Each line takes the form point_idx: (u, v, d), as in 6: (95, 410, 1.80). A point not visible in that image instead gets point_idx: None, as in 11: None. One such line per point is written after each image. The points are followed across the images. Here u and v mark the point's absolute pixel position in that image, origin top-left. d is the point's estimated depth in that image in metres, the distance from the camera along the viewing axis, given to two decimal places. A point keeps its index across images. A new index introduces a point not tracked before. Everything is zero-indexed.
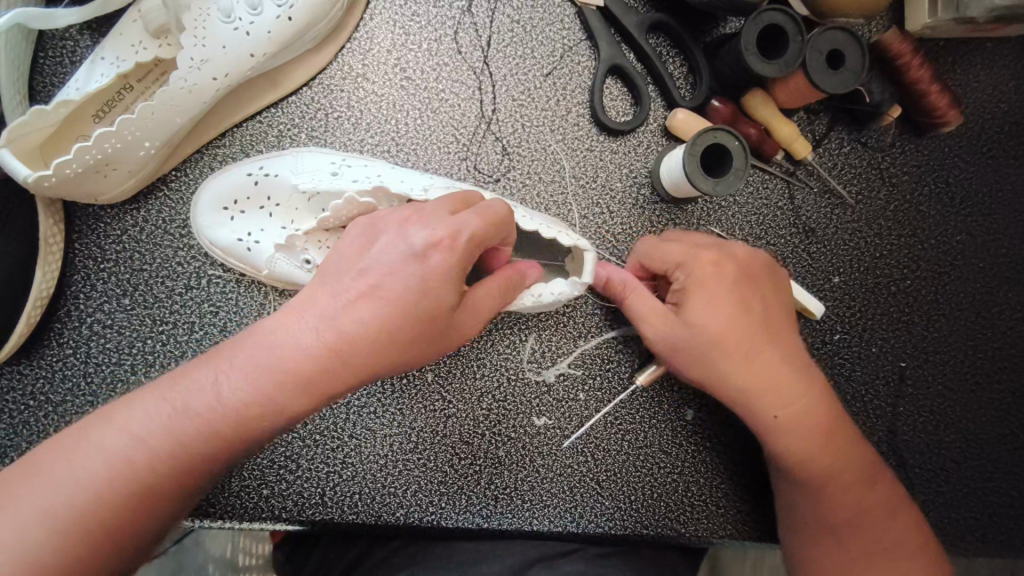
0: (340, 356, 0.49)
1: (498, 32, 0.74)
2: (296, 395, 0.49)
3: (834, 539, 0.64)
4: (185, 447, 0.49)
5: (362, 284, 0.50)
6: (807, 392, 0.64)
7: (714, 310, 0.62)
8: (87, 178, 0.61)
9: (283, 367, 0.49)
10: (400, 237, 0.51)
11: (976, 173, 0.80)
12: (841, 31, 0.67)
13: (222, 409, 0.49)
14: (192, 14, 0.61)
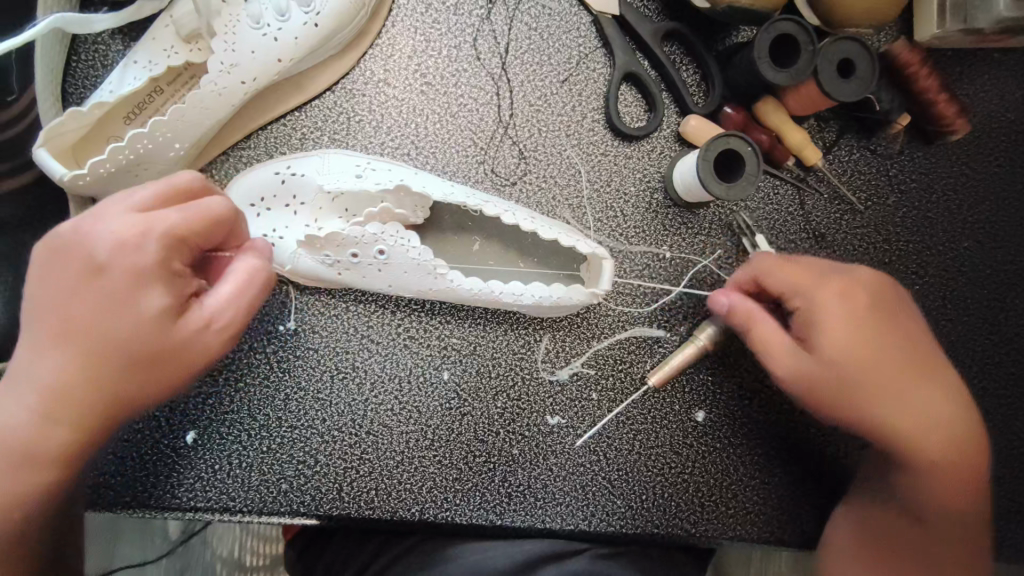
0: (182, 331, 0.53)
1: (516, 40, 0.76)
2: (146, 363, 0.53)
3: (921, 552, 0.65)
4: (54, 416, 0.52)
5: (154, 264, 0.52)
6: (939, 412, 0.64)
7: (846, 340, 0.62)
8: (119, 178, 0.63)
9: (62, 394, 0.52)
10: (122, 233, 0.52)
11: (983, 181, 0.81)
12: (852, 41, 0.69)
13: (34, 430, 0.52)
14: (223, 20, 0.63)
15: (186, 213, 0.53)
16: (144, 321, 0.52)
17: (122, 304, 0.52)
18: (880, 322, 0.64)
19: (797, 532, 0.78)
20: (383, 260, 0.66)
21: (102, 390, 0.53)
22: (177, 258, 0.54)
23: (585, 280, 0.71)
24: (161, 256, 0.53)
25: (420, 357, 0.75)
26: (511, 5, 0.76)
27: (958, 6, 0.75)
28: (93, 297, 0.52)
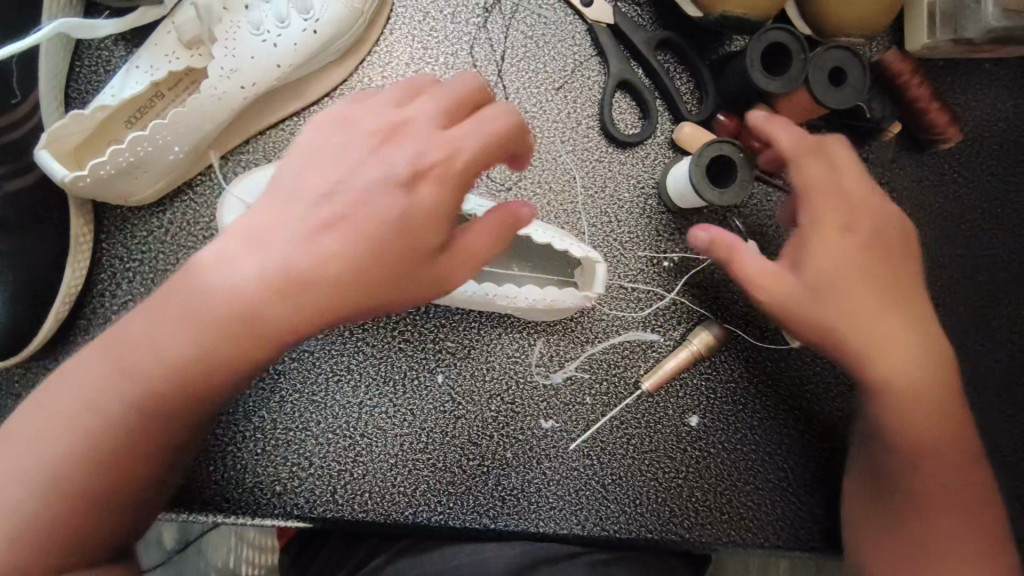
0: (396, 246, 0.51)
1: (512, 48, 0.77)
2: (367, 294, 0.51)
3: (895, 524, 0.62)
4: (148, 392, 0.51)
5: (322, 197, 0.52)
6: (921, 362, 0.60)
7: (832, 258, 0.59)
8: (119, 180, 0.64)
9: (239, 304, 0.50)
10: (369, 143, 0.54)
11: (976, 189, 0.82)
12: (843, 50, 0.70)
13: (178, 346, 0.50)
14: (223, 26, 0.65)
15: (434, 98, 0.54)
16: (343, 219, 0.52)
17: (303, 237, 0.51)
18: (886, 266, 0.60)
19: (791, 538, 0.78)
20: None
21: (243, 347, 0.51)
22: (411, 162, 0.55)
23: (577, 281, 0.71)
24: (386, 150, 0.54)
25: (414, 360, 0.75)
26: (507, 13, 0.77)
27: (948, 15, 0.76)
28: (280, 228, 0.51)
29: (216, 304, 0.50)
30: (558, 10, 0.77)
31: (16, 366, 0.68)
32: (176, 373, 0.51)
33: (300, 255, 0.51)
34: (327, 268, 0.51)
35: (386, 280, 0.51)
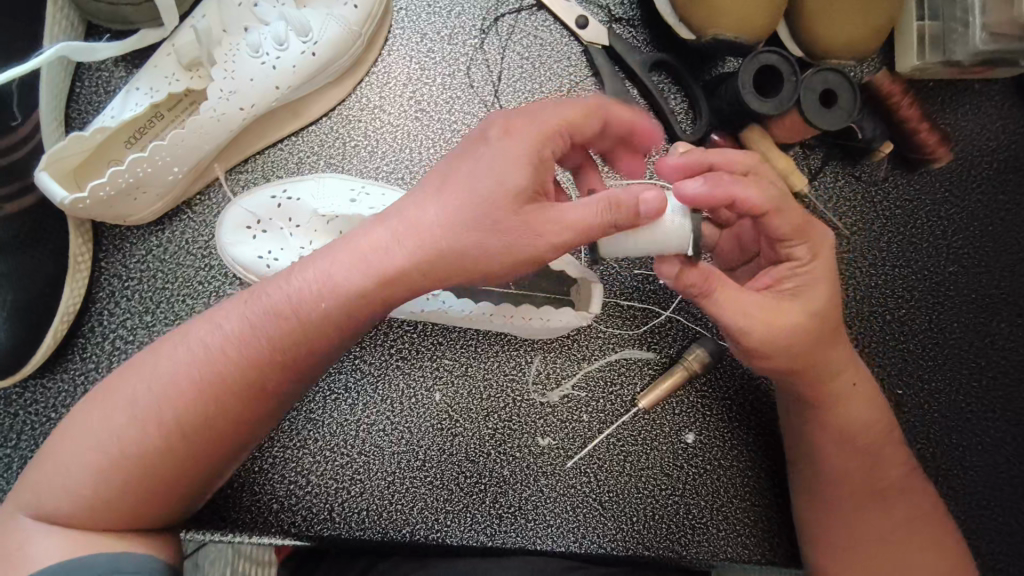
0: (445, 241, 0.51)
1: (508, 69, 0.78)
2: (403, 288, 0.53)
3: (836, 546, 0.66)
4: (198, 394, 0.53)
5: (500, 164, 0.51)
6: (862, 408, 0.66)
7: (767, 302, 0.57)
8: (119, 201, 0.65)
9: (303, 302, 0.53)
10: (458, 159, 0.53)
11: (967, 208, 0.83)
12: (833, 72, 0.71)
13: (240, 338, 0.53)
14: (223, 49, 0.66)
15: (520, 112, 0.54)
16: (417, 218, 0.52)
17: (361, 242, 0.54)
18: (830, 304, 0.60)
19: (787, 554, 0.78)
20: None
21: (289, 346, 0.54)
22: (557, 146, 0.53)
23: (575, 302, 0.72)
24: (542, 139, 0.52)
25: (412, 378, 0.76)
26: (504, 34, 0.78)
27: (936, 41, 0.78)
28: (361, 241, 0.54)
29: (281, 301, 0.54)
30: (554, 31, 0.78)
31: (15, 385, 0.68)
32: (225, 374, 0.53)
33: (353, 252, 0.53)
34: (364, 267, 0.53)
35: (424, 278, 0.52)
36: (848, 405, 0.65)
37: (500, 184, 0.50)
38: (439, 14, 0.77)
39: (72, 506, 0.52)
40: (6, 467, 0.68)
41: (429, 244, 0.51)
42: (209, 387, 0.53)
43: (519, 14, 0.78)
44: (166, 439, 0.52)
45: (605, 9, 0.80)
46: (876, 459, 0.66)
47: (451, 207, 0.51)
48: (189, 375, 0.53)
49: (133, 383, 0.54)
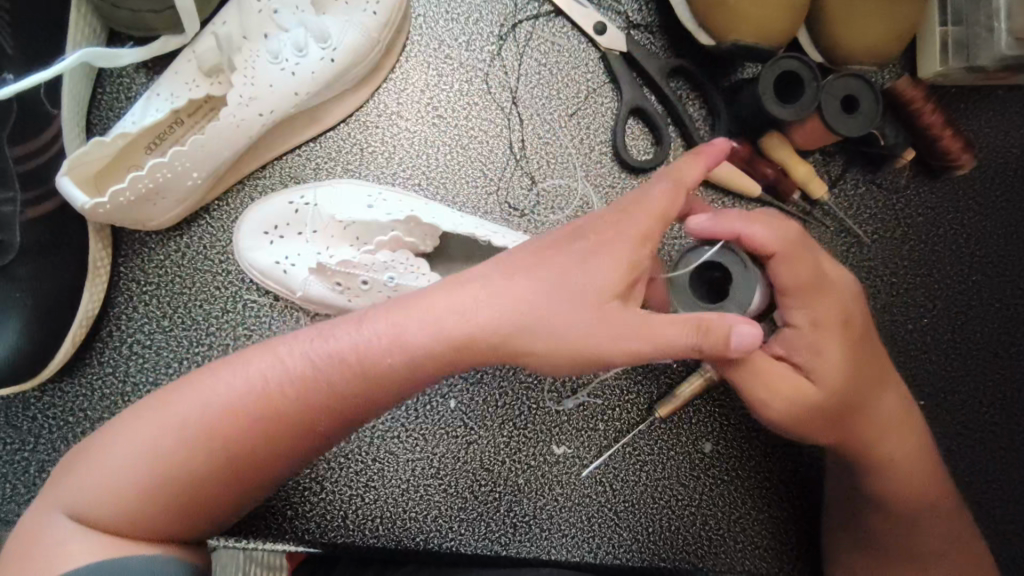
0: (361, 361, 0.53)
1: (526, 75, 0.78)
2: (389, 388, 0.53)
3: None
4: (195, 438, 0.51)
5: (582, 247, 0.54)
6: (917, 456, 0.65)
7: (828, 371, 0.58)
8: (139, 206, 0.65)
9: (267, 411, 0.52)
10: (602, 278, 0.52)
11: (990, 215, 0.82)
12: (855, 78, 0.70)
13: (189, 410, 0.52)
14: (243, 56, 0.66)
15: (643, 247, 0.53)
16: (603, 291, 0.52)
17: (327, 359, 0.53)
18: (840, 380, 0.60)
19: (807, 567, 0.77)
20: (391, 287, 0.67)
21: (275, 411, 0.52)
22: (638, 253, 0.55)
23: None
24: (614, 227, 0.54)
25: (427, 385, 0.75)
26: (521, 40, 0.78)
27: (959, 43, 0.77)
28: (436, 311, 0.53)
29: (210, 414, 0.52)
30: (571, 37, 0.78)
31: (33, 389, 0.68)
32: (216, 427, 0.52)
33: (342, 342, 0.53)
34: (389, 348, 0.53)
35: (431, 374, 0.54)
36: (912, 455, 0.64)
37: (635, 338, 0.51)
38: (456, 21, 0.77)
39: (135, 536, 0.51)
40: (24, 470, 0.68)
41: (448, 338, 0.52)
42: (194, 442, 0.51)
43: (536, 21, 0.78)
44: (157, 481, 0.51)
45: (623, 15, 0.79)
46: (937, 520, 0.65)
47: (437, 321, 0.53)
48: (206, 416, 0.52)
49: (191, 391, 0.53)
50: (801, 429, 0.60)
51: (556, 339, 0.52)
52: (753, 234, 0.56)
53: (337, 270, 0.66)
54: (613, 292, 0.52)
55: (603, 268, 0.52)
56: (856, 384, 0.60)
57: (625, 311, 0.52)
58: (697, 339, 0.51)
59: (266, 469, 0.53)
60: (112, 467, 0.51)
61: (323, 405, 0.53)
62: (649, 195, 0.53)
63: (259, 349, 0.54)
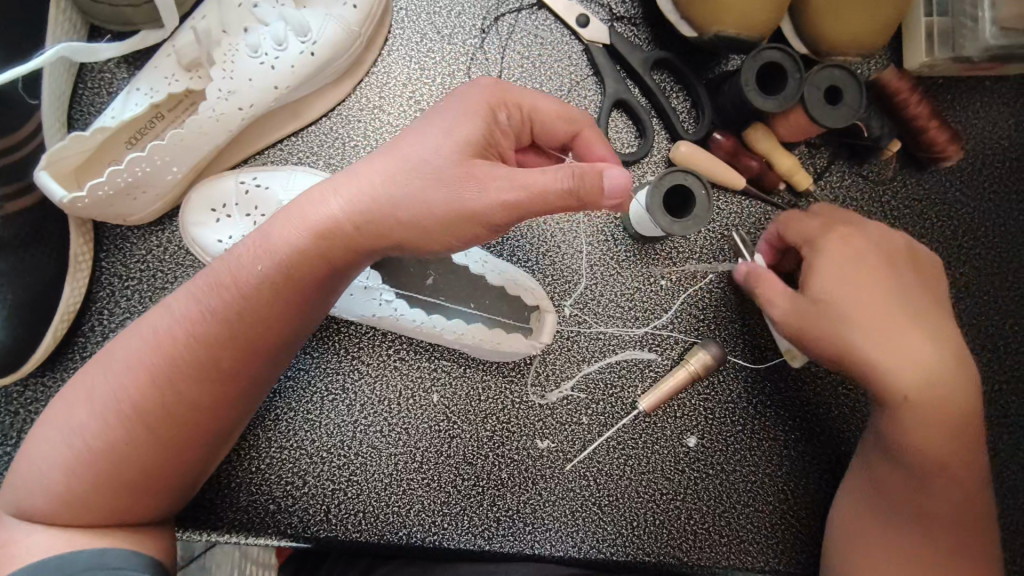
0: (233, 278, 0.55)
1: (508, 69, 0.77)
2: (274, 291, 0.55)
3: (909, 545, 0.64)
4: (116, 412, 0.53)
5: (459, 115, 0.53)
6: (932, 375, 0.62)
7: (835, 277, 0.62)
8: (118, 201, 0.65)
9: (178, 360, 0.54)
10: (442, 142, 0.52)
11: (979, 208, 0.81)
12: (838, 68, 0.69)
13: (106, 386, 0.54)
14: (222, 50, 0.66)
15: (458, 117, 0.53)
16: (451, 149, 0.52)
17: (220, 288, 0.55)
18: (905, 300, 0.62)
19: (793, 561, 0.77)
20: None
21: (193, 357, 0.54)
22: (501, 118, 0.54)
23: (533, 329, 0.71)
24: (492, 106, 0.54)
25: (409, 378, 0.75)
26: (504, 33, 0.77)
27: (946, 34, 0.76)
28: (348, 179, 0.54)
29: (129, 379, 0.54)
30: (554, 30, 0.78)
31: (15, 383, 0.68)
32: (136, 393, 0.54)
33: (218, 267, 0.56)
34: (262, 259, 0.55)
35: (307, 271, 0.55)
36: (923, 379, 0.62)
37: (508, 186, 0.50)
38: (439, 14, 0.77)
39: (80, 514, 0.53)
40: (6, 465, 0.67)
41: (313, 227, 0.54)
42: (120, 420, 0.53)
43: (519, 14, 0.78)
44: (95, 464, 0.53)
45: (606, 8, 0.79)
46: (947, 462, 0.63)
47: (342, 195, 0.54)
48: (121, 394, 0.53)
49: (99, 381, 0.54)
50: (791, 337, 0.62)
51: (427, 206, 0.51)
52: (588, 138, 0.59)
53: None
54: (473, 149, 0.52)
55: (446, 133, 0.52)
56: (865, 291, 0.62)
57: (486, 166, 0.51)
58: (568, 182, 0.48)
59: (200, 414, 0.55)
60: (47, 461, 0.53)
61: (228, 330, 0.54)
62: (526, 93, 0.56)
63: (152, 313, 0.56)
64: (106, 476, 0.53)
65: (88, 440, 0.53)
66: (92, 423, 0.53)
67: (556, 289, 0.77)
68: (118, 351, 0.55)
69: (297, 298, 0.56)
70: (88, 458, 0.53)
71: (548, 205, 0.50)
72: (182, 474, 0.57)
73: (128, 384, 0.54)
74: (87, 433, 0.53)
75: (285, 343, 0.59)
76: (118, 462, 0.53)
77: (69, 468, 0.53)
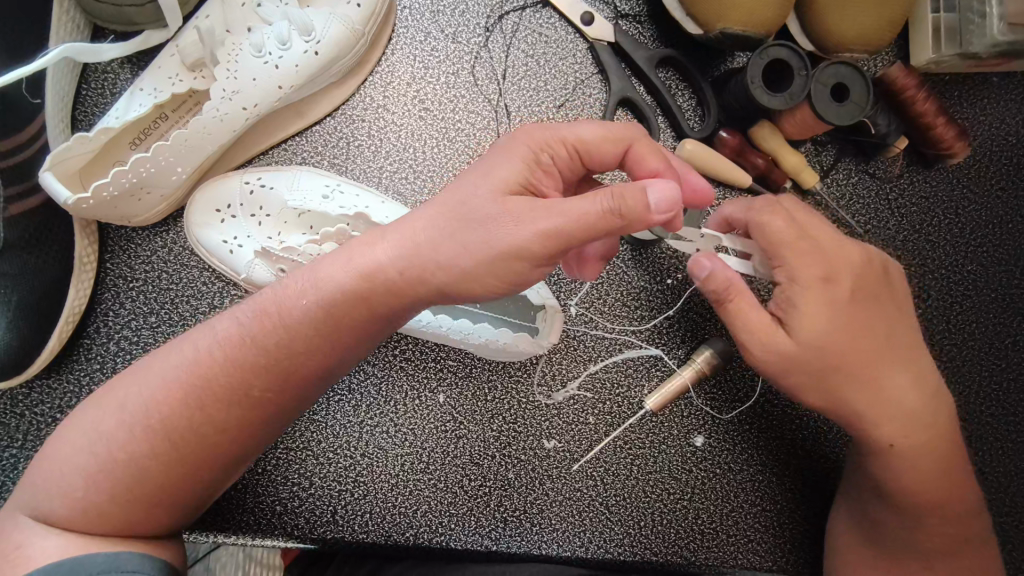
0: (276, 308, 0.55)
1: (513, 68, 0.77)
2: (313, 330, 0.54)
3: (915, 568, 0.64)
4: (143, 426, 0.53)
5: (508, 158, 0.53)
6: (907, 390, 0.61)
7: (818, 319, 0.57)
8: (122, 202, 0.64)
9: (212, 381, 0.54)
10: (488, 183, 0.51)
11: (986, 205, 0.81)
12: (844, 65, 0.69)
13: (138, 400, 0.54)
14: (226, 49, 0.66)
15: (507, 159, 0.52)
16: (498, 188, 0.51)
17: (260, 319, 0.55)
18: (871, 324, 0.59)
19: (800, 561, 0.76)
20: None
21: (230, 385, 0.54)
22: (548, 156, 0.53)
23: (539, 330, 0.70)
24: (537, 146, 0.53)
25: (415, 379, 0.75)
26: (508, 32, 0.77)
27: (952, 31, 0.76)
28: (401, 226, 0.54)
29: (160, 394, 0.53)
30: (559, 28, 0.77)
31: (20, 386, 0.68)
32: (167, 410, 0.53)
33: (263, 298, 0.56)
34: (305, 292, 0.54)
35: (348, 314, 0.54)
36: (894, 412, 0.61)
37: (546, 217, 0.49)
38: (443, 12, 0.77)
39: (94, 525, 0.51)
40: (12, 468, 0.67)
41: (358, 272, 0.54)
42: (144, 432, 0.53)
43: (523, 12, 0.77)
44: (115, 474, 0.52)
45: (611, 5, 0.79)
46: (944, 479, 0.63)
47: (395, 242, 0.53)
48: (150, 406, 0.53)
49: (129, 390, 0.54)
50: (800, 372, 0.58)
51: (472, 249, 0.50)
52: (642, 151, 0.55)
53: (281, 255, 0.65)
54: (513, 187, 0.51)
55: (496, 173, 0.52)
56: (849, 337, 0.58)
57: (525, 203, 0.50)
58: (606, 202, 0.47)
59: (231, 438, 0.55)
60: (66, 471, 0.52)
61: (266, 360, 0.54)
62: (571, 126, 0.54)
63: (193, 332, 0.57)
64: (126, 486, 0.52)
65: (112, 448, 0.52)
66: (118, 434, 0.53)
67: (562, 289, 0.76)
68: (154, 365, 0.55)
69: (336, 339, 0.55)
70: (109, 467, 0.52)
71: (589, 230, 0.48)
72: (199, 495, 0.56)
73: (159, 400, 0.53)
74: (112, 441, 0.53)
75: (327, 380, 0.58)
76: (139, 475, 0.52)
77: (90, 474, 0.52)
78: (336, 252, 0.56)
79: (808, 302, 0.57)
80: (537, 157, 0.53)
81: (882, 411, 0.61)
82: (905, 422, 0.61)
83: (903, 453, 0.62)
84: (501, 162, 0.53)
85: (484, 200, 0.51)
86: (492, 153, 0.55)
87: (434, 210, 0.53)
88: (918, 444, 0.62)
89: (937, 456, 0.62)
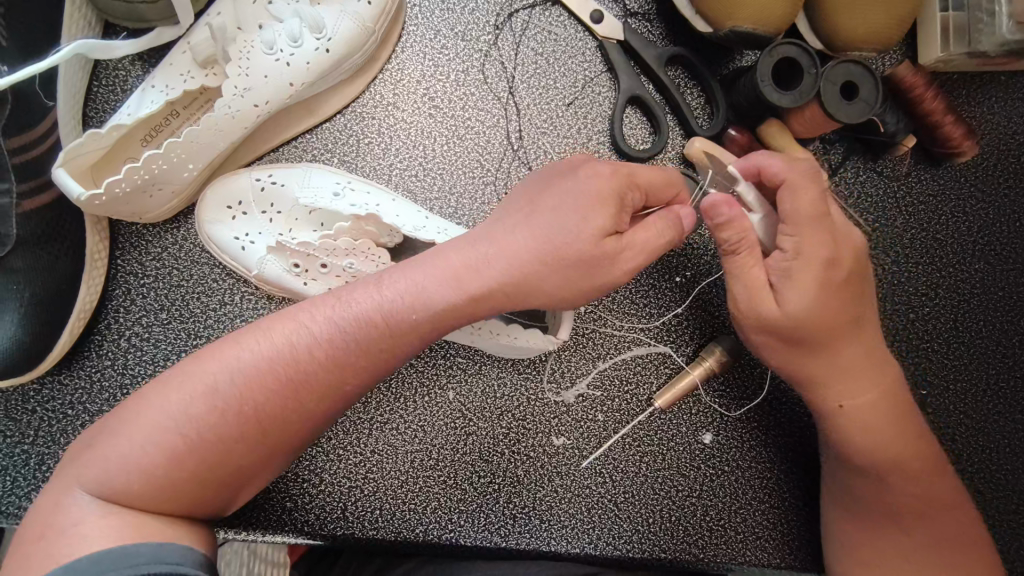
0: (382, 313, 0.56)
1: (522, 66, 0.77)
2: (418, 336, 0.57)
3: (893, 533, 0.65)
4: (218, 421, 0.52)
5: (598, 199, 0.56)
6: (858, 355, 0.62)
7: (797, 286, 0.57)
8: (134, 198, 0.64)
9: (306, 373, 0.54)
10: (581, 222, 0.55)
11: (993, 204, 0.81)
12: (855, 64, 0.68)
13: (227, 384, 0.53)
14: (237, 46, 0.66)
15: (596, 200, 0.56)
16: (594, 231, 0.55)
17: (365, 320, 0.56)
18: (844, 295, 0.60)
19: (808, 559, 0.77)
20: (349, 274, 0.66)
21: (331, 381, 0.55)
22: (629, 196, 0.57)
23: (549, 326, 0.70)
24: (621, 187, 0.57)
25: (425, 376, 0.75)
26: (517, 30, 0.77)
27: (961, 29, 0.76)
28: (505, 239, 0.58)
29: (249, 381, 0.53)
30: (568, 26, 0.77)
31: (31, 382, 0.68)
32: (259, 395, 0.53)
33: (362, 300, 0.57)
34: (411, 300, 0.56)
35: (453, 322, 0.58)
36: (839, 373, 0.62)
37: (630, 257, 0.57)
38: (452, 10, 0.77)
39: (176, 504, 0.51)
40: (23, 463, 0.68)
41: (467, 288, 0.57)
42: (232, 416, 0.52)
43: (532, 10, 0.77)
44: (196, 458, 0.51)
45: (620, 4, 0.79)
46: (910, 437, 0.64)
47: (494, 256, 0.57)
48: (240, 393, 0.53)
49: (215, 374, 0.53)
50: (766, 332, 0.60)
51: (565, 274, 0.57)
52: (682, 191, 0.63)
53: (293, 250, 0.65)
54: (608, 230, 0.56)
55: (585, 214, 0.55)
56: (831, 312, 0.59)
57: (616, 249, 0.56)
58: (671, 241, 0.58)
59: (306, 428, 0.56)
60: (143, 451, 0.50)
61: (366, 360, 0.56)
62: (637, 169, 0.59)
63: (279, 319, 0.56)
64: (205, 467, 0.51)
65: (195, 431, 0.51)
66: (201, 417, 0.51)
67: None
68: (241, 351, 0.54)
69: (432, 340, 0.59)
70: (192, 449, 0.51)
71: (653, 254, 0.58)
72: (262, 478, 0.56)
73: (252, 388, 0.53)
74: (194, 422, 0.51)
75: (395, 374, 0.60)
76: (219, 457, 0.52)
77: (170, 454, 0.51)
78: (426, 259, 0.58)
79: (797, 274, 0.57)
80: (623, 198, 0.57)
81: (838, 375, 0.62)
82: (850, 382, 0.63)
83: (855, 413, 0.63)
84: (590, 206, 0.56)
85: (581, 240, 0.55)
86: (572, 183, 0.57)
87: (535, 227, 0.57)
88: (866, 403, 0.63)
89: (897, 419, 0.64)
